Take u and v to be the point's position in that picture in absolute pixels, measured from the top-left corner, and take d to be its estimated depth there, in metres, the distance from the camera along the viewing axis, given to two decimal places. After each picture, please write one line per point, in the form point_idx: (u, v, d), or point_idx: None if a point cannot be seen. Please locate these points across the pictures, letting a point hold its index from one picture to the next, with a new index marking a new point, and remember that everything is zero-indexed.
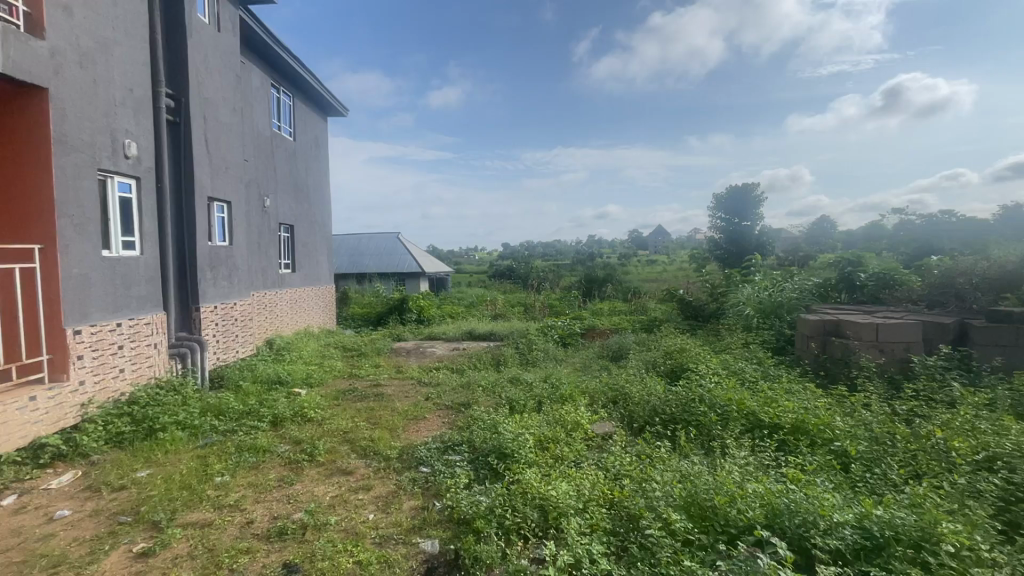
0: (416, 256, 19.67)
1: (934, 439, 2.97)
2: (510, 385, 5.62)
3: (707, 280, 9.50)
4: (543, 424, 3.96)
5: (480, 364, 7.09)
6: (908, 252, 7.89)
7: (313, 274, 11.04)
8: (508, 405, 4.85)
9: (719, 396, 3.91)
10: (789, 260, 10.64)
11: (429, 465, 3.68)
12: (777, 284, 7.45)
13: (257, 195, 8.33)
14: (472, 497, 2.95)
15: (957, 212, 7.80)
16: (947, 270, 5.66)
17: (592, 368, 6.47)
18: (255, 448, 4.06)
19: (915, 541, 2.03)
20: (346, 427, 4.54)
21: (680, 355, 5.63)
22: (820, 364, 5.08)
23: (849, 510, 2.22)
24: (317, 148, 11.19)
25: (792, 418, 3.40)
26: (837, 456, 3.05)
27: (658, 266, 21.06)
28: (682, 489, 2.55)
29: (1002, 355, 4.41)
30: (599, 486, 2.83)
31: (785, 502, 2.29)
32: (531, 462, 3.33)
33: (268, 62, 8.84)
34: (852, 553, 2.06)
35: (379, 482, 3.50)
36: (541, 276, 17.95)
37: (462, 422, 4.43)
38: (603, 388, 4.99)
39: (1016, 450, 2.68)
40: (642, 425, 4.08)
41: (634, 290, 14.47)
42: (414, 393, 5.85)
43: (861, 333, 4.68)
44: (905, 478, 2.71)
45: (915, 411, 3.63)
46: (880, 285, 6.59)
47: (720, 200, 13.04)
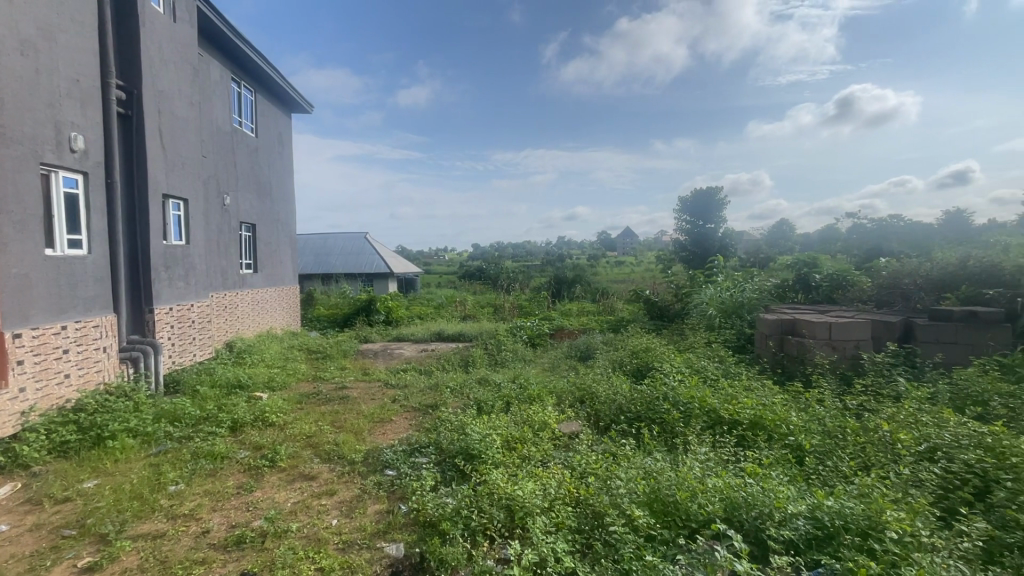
0: (384, 256, 19.41)
1: (881, 432, 3.11)
2: (478, 385, 5.63)
3: (672, 281, 9.74)
4: (511, 424, 3.98)
5: (449, 365, 7.07)
6: (859, 253, 8.28)
7: (276, 275, 10.73)
8: (476, 406, 4.85)
9: (682, 393, 4.00)
10: (750, 261, 11.03)
11: (395, 468, 3.63)
12: (738, 284, 7.70)
13: (216, 192, 8.04)
14: (439, 499, 2.92)
15: (904, 216, 8.24)
16: (893, 271, 5.98)
17: (560, 368, 6.54)
18: (212, 454, 3.92)
19: (863, 529, 2.13)
20: (309, 431, 4.43)
21: (645, 355, 5.74)
22: (778, 361, 5.27)
23: (802, 502, 2.32)
24: (281, 145, 10.89)
25: (751, 414, 3.53)
26: (792, 450, 3.18)
27: (626, 266, 21.50)
28: (645, 486, 2.60)
29: (942, 352, 4.67)
30: (565, 485, 2.85)
31: (743, 496, 2.37)
32: (497, 463, 3.33)
33: (229, 55, 8.55)
34: (804, 543, 2.16)
35: (343, 487, 3.43)
36: (512, 276, 18.03)
37: (430, 424, 4.39)
38: (571, 388, 5.04)
39: (954, 440, 2.84)
40: (608, 424, 4.14)
41: (603, 290, 14.68)
42: (381, 395, 5.76)
43: (816, 331, 4.89)
44: (854, 469, 2.84)
45: (864, 405, 3.81)
46: (834, 286, 6.95)
47: (685, 203, 13.36)
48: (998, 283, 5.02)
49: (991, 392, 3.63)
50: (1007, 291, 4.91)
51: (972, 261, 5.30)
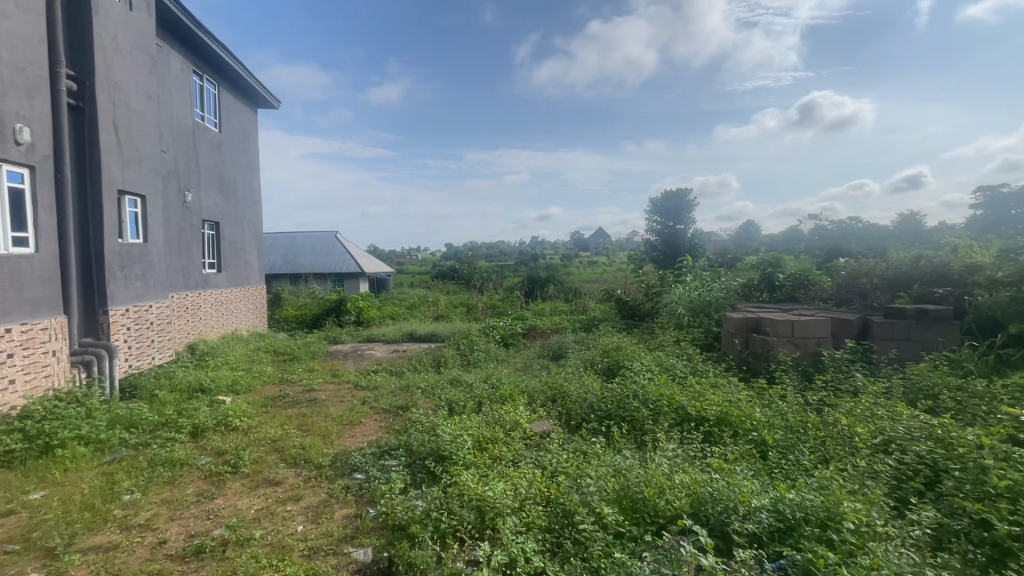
0: (355, 255, 19.07)
1: (840, 426, 3.23)
2: (450, 386, 5.58)
3: (643, 281, 9.87)
4: (482, 424, 3.96)
5: (420, 366, 6.98)
6: (820, 254, 8.58)
7: (241, 275, 10.41)
8: (448, 407, 4.80)
9: (652, 391, 4.06)
10: (718, 261, 11.29)
11: (364, 471, 3.56)
12: (706, 284, 7.87)
13: (176, 188, 7.74)
14: (408, 502, 2.88)
15: (862, 219, 8.59)
16: (851, 271, 6.22)
17: (532, 367, 6.53)
18: (170, 461, 3.76)
19: (822, 520, 2.19)
20: (275, 435, 4.31)
21: (616, 353, 5.80)
22: (743, 359, 5.41)
23: (765, 495, 2.38)
24: (246, 141, 10.56)
25: (717, 411, 3.61)
26: (755, 445, 3.27)
27: (598, 266, 21.69)
28: (615, 483, 2.62)
29: (896, 348, 4.88)
30: (536, 484, 2.85)
31: (709, 491, 2.42)
32: (468, 464, 3.31)
33: (191, 47, 8.25)
34: (767, 535, 2.22)
35: (310, 492, 3.35)
36: (485, 276, 17.97)
37: (400, 426, 4.33)
38: (542, 387, 5.05)
39: (907, 433, 2.96)
40: (579, 423, 4.16)
41: (576, 290, 14.78)
42: (351, 397, 5.65)
43: (779, 329, 5.04)
44: (814, 462, 2.93)
45: (824, 401, 3.95)
46: (796, 285, 7.18)
47: (655, 204, 13.58)
48: (946, 283, 5.29)
49: (940, 386, 3.82)
50: (955, 290, 5.17)
51: (923, 261, 5.56)
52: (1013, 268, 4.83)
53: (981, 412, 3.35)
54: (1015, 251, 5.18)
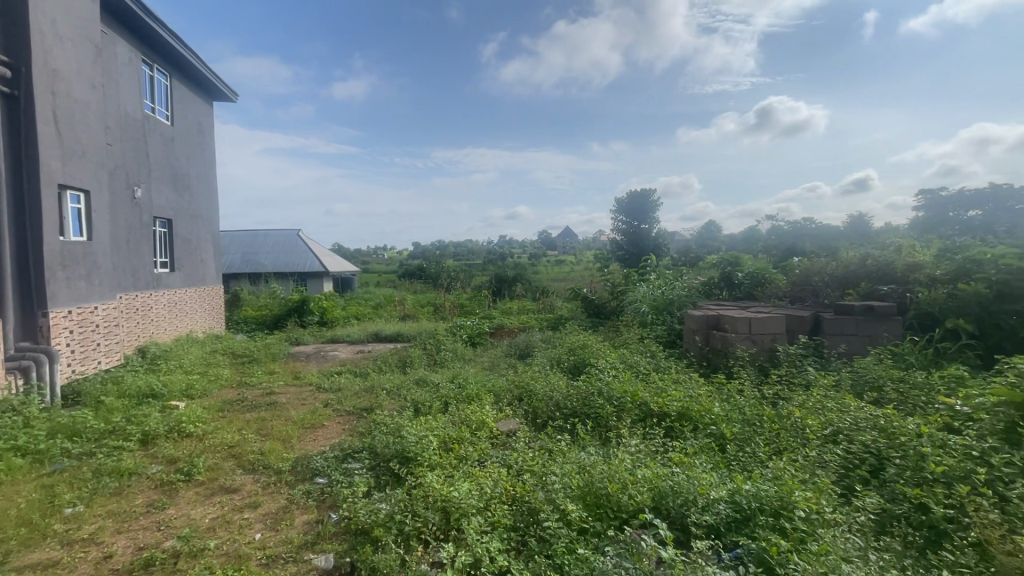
0: (318, 254, 18.59)
1: (793, 418, 3.37)
2: (416, 386, 5.51)
3: (608, 279, 10.02)
4: (448, 425, 3.94)
5: (386, 366, 6.88)
6: (777, 253, 8.92)
7: (197, 274, 10.00)
8: (413, 408, 4.75)
9: (615, 388, 4.12)
10: (682, 260, 11.56)
11: (326, 475, 3.48)
12: (669, 283, 8.06)
13: (123, 183, 7.35)
14: (372, 505, 2.83)
15: (816, 219, 8.97)
16: (805, 269, 6.48)
17: (499, 367, 6.52)
18: (117, 471, 3.57)
19: (775, 509, 2.28)
20: (232, 441, 4.16)
21: (582, 351, 5.87)
22: (704, 355, 5.57)
23: (723, 487, 2.45)
24: (201, 135, 10.13)
25: (678, 406, 3.70)
26: (714, 439, 3.37)
27: (565, 265, 21.86)
28: (580, 480, 2.64)
29: (845, 343, 5.12)
30: (501, 483, 2.85)
31: (670, 485, 2.48)
32: (434, 465, 3.28)
33: (139, 35, 7.85)
34: (724, 526, 2.28)
35: (269, 498, 3.24)
36: (453, 275, 17.85)
37: (364, 428, 4.26)
38: (509, 386, 5.06)
39: (854, 423, 3.11)
40: (545, 420, 4.19)
41: (543, 289, 14.87)
42: (313, 400, 5.52)
43: (737, 326, 5.22)
44: (769, 454, 3.04)
45: (779, 394, 4.10)
46: (754, 283, 7.44)
47: (621, 204, 13.81)
48: (890, 280, 5.60)
49: (885, 378, 4.04)
50: (897, 287, 5.48)
51: (870, 260, 5.83)
52: (950, 267, 5.16)
53: (921, 403, 3.57)
54: (951, 251, 5.54)
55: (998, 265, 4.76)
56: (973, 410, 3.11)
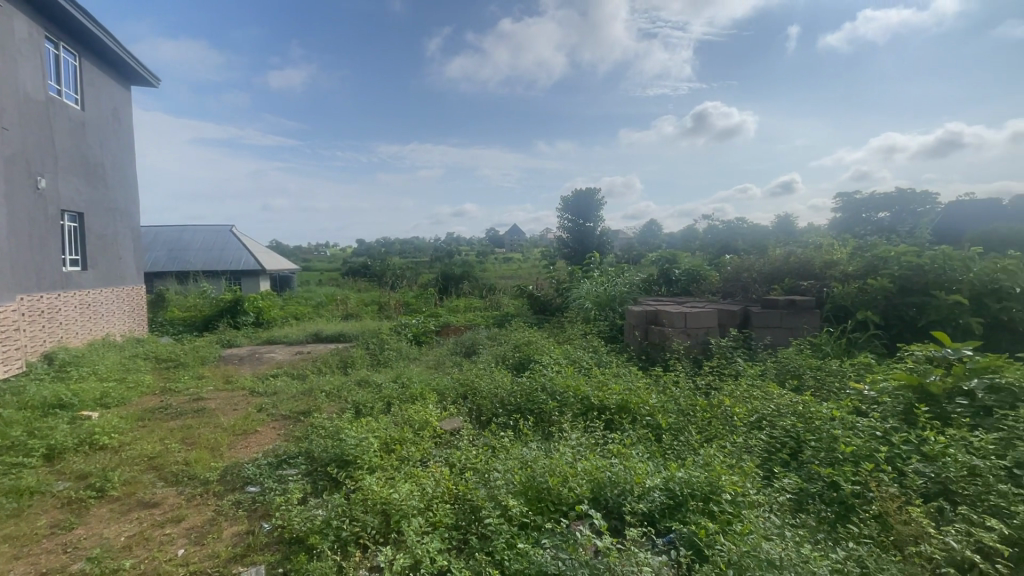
0: (254, 251, 17.65)
1: (723, 407, 3.55)
2: (358, 387, 5.36)
3: (553, 276, 10.16)
4: (390, 425, 3.85)
5: (326, 367, 6.64)
6: (713, 250, 9.39)
7: (114, 273, 9.23)
8: (354, 410, 4.60)
9: (559, 383, 4.19)
10: (625, 257, 11.91)
11: (259, 483, 3.31)
12: (611, 280, 8.28)
13: (22, 172, 6.64)
14: (307, 512, 2.72)
15: (747, 219, 9.53)
16: (736, 265, 6.86)
17: (445, 365, 6.46)
18: (16, 490, 3.23)
19: (705, 494, 2.39)
20: (153, 452, 3.87)
21: (527, 348, 5.92)
22: (643, 349, 5.77)
23: (658, 475, 2.55)
24: (117, 121, 9.33)
25: (618, 399, 3.81)
26: (651, 429, 3.50)
27: (513, 263, 21.96)
28: (522, 475, 2.66)
29: (771, 335, 5.46)
30: (443, 483, 2.82)
31: (608, 475, 2.55)
32: (374, 468, 3.19)
33: (41, 9, 7.12)
34: (659, 513, 2.38)
35: (194, 511, 3.04)
36: (398, 272, 17.48)
37: (300, 432, 4.08)
38: (454, 384, 5.01)
39: (776, 410, 3.33)
40: (489, 418, 4.20)
41: (490, 286, 14.85)
42: (246, 405, 5.22)
43: (674, 320, 5.44)
44: (700, 441, 3.20)
45: (711, 385, 4.32)
46: (690, 280, 7.79)
47: (567, 202, 14.03)
48: (810, 276, 6.02)
49: (804, 366, 4.35)
50: (816, 282, 5.91)
51: (792, 258, 6.24)
52: (860, 264, 5.64)
53: (835, 388, 3.88)
54: (862, 250, 6.06)
55: (901, 262, 5.27)
56: (879, 394, 3.42)
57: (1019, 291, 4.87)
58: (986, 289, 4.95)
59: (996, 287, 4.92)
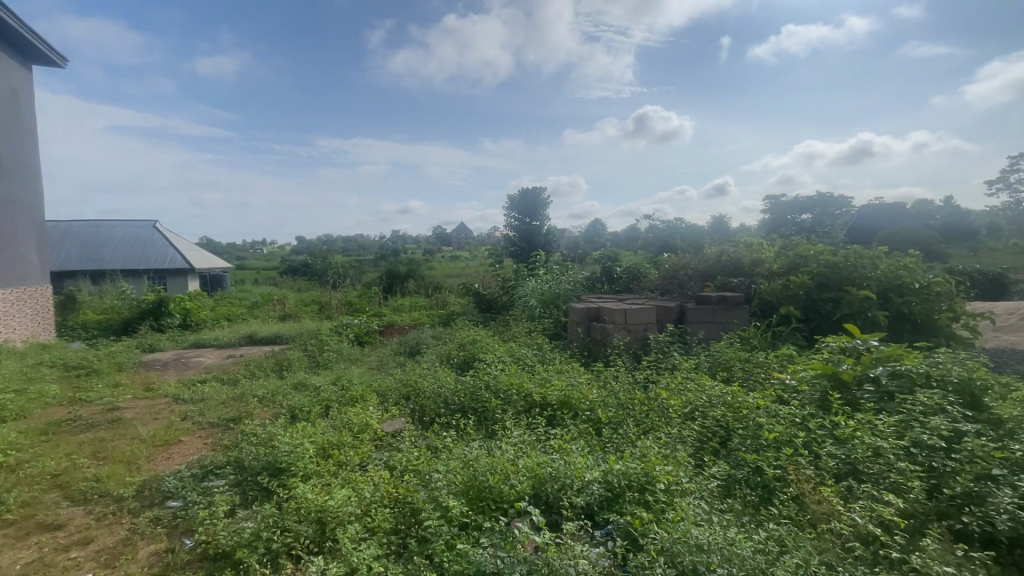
0: (181, 248, 16.48)
1: (660, 400, 3.68)
2: (295, 391, 5.13)
3: (499, 274, 10.17)
4: (328, 429, 3.71)
5: (260, 371, 6.31)
6: (653, 249, 9.75)
7: (12, 272, 8.32)
8: (289, 415, 4.40)
9: (503, 381, 4.20)
10: (571, 255, 12.14)
11: (181, 497, 3.09)
12: (556, 277, 8.38)
13: None
14: (234, 525, 2.56)
15: (685, 219, 9.99)
16: (674, 264, 7.14)
17: (388, 366, 6.31)
18: None
19: (641, 485, 2.48)
20: (57, 469, 3.51)
21: (471, 347, 5.89)
22: (585, 345, 5.90)
23: (597, 468, 2.60)
24: (15, 104, 8.43)
25: (560, 395, 3.87)
26: (591, 423, 3.58)
27: (460, 261, 21.81)
28: (464, 474, 2.63)
29: (705, 330, 5.73)
30: (383, 486, 2.75)
31: (549, 471, 2.57)
32: (310, 475, 3.06)
33: None
34: (598, 505, 2.43)
35: (106, 531, 2.80)
36: (340, 271, 16.90)
37: (229, 441, 3.85)
38: (396, 384, 4.90)
39: (708, 401, 3.49)
40: (432, 418, 4.15)
41: (436, 285, 14.67)
42: (169, 413, 4.86)
43: (614, 317, 5.59)
44: (638, 433, 3.30)
45: (649, 378, 4.47)
46: (631, 277, 8.04)
47: (514, 200, 14.08)
48: (739, 273, 6.38)
49: (733, 359, 4.59)
50: (745, 279, 6.26)
51: (724, 256, 6.57)
52: (784, 261, 6.04)
53: (761, 378, 4.13)
54: (786, 249, 6.50)
55: (819, 260, 5.71)
56: (798, 383, 3.67)
57: (917, 287, 5.41)
58: (891, 284, 5.45)
59: (899, 283, 5.43)
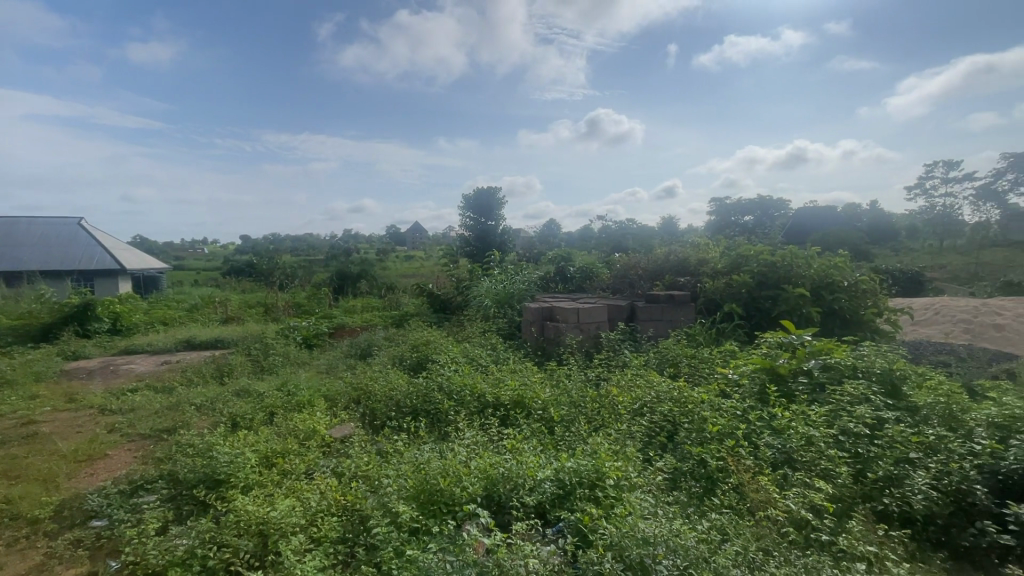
0: (110, 247, 15.34)
1: (610, 397, 3.76)
2: (236, 398, 4.88)
3: (453, 274, 10.08)
4: (272, 437, 3.55)
5: (198, 377, 5.96)
6: (606, 249, 9.96)
7: None
8: (230, 423, 4.18)
9: (455, 382, 4.15)
10: (526, 254, 12.22)
11: (107, 515, 2.87)
12: (510, 276, 8.39)
13: None
14: (166, 543, 2.40)
15: (636, 220, 10.27)
16: (624, 263, 7.31)
17: (337, 369, 6.12)
18: None
19: (592, 481, 2.51)
20: None
21: (424, 348, 5.80)
22: (539, 345, 5.94)
23: (549, 467, 2.62)
24: None
25: (513, 395, 3.88)
26: (544, 422, 3.61)
27: (415, 261, 21.48)
28: (415, 478, 2.58)
29: (654, 327, 5.90)
30: (330, 494, 2.65)
31: (501, 471, 2.57)
32: (251, 486, 2.92)
33: None
34: (549, 503, 2.45)
35: (17, 558, 2.56)
36: (288, 271, 16.25)
37: (162, 453, 3.61)
38: (346, 388, 4.75)
39: (656, 397, 3.59)
40: (383, 422, 4.05)
41: (389, 285, 14.36)
42: (93, 426, 4.51)
43: (567, 316, 5.67)
44: (589, 431, 3.36)
45: (601, 376, 4.56)
46: (583, 277, 8.17)
47: (468, 200, 14.00)
48: (686, 272, 6.61)
49: (680, 356, 4.75)
50: (691, 278, 6.50)
51: (673, 256, 6.78)
52: (727, 261, 6.31)
53: (706, 373, 4.29)
54: (729, 249, 6.80)
55: (759, 260, 6.00)
56: (739, 376, 3.83)
57: (846, 284, 5.79)
58: (824, 283, 5.80)
59: (830, 281, 5.78)
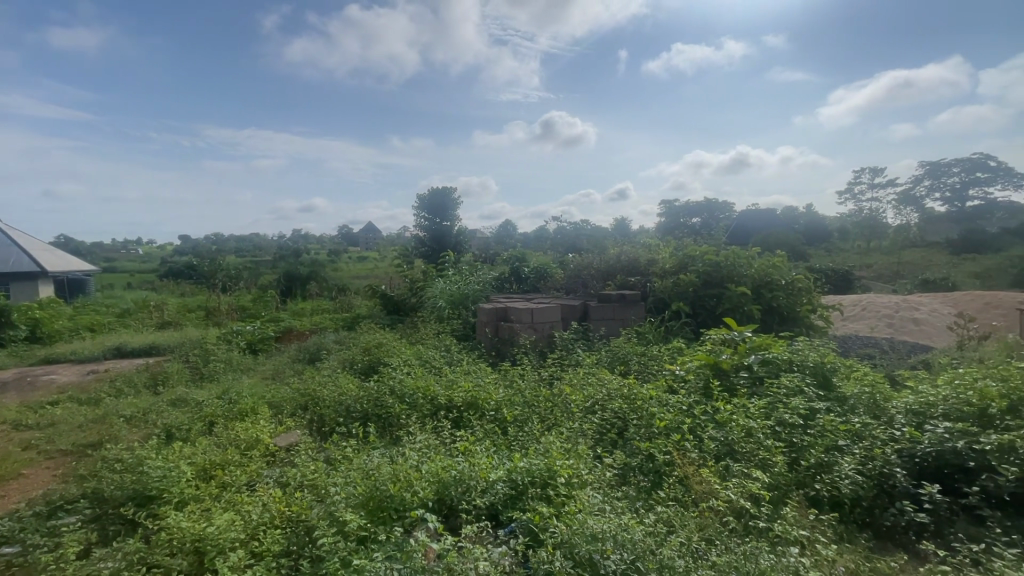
0: (28, 247, 14.08)
1: (563, 396, 3.79)
2: (172, 407, 4.60)
3: (407, 275, 9.91)
4: (211, 448, 3.36)
5: (130, 387, 5.57)
6: (560, 249, 10.09)
7: None
8: (164, 435, 3.93)
9: (407, 385, 4.08)
10: (483, 255, 12.22)
11: (19, 541, 2.62)
12: (465, 277, 8.34)
13: None
14: (89, 567, 2.22)
15: (590, 220, 10.47)
16: (578, 263, 7.41)
17: (285, 374, 5.89)
18: None
19: (544, 480, 2.53)
20: None
21: (377, 350, 5.67)
22: (493, 345, 5.94)
23: (501, 468, 2.62)
24: None
25: (466, 397, 3.86)
26: (497, 422, 3.61)
27: (369, 262, 21.00)
28: (363, 485, 2.51)
29: (606, 326, 6.03)
30: (274, 505, 2.55)
31: (453, 474, 2.54)
32: (186, 501, 2.75)
33: None
34: (502, 504, 2.45)
35: None
36: (232, 273, 15.48)
37: (86, 469, 3.35)
38: (292, 394, 4.57)
39: (607, 394, 3.66)
40: (333, 428, 3.93)
41: (341, 287, 13.96)
42: (5, 444, 4.11)
43: (522, 316, 5.70)
44: (542, 430, 3.38)
45: (554, 375, 4.60)
46: (538, 277, 8.24)
47: (423, 200, 13.83)
48: (636, 272, 6.78)
49: (630, 353, 4.87)
50: (641, 278, 6.69)
51: (624, 256, 6.94)
52: (675, 261, 6.52)
53: (654, 370, 4.42)
54: (677, 250, 7.03)
55: (704, 260, 6.24)
56: (685, 372, 3.95)
57: (784, 283, 6.11)
58: (764, 282, 6.11)
59: (769, 280, 6.09)
